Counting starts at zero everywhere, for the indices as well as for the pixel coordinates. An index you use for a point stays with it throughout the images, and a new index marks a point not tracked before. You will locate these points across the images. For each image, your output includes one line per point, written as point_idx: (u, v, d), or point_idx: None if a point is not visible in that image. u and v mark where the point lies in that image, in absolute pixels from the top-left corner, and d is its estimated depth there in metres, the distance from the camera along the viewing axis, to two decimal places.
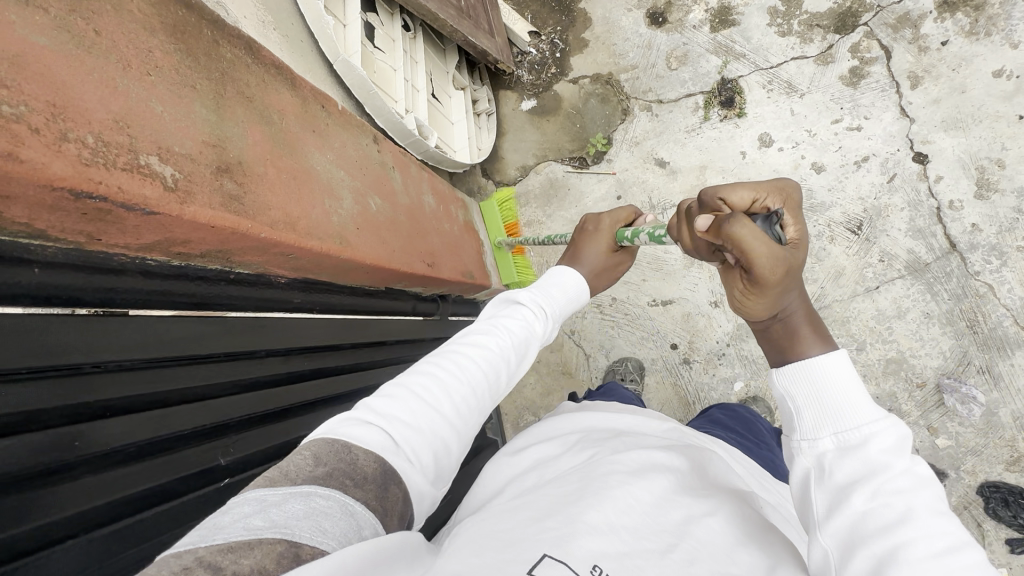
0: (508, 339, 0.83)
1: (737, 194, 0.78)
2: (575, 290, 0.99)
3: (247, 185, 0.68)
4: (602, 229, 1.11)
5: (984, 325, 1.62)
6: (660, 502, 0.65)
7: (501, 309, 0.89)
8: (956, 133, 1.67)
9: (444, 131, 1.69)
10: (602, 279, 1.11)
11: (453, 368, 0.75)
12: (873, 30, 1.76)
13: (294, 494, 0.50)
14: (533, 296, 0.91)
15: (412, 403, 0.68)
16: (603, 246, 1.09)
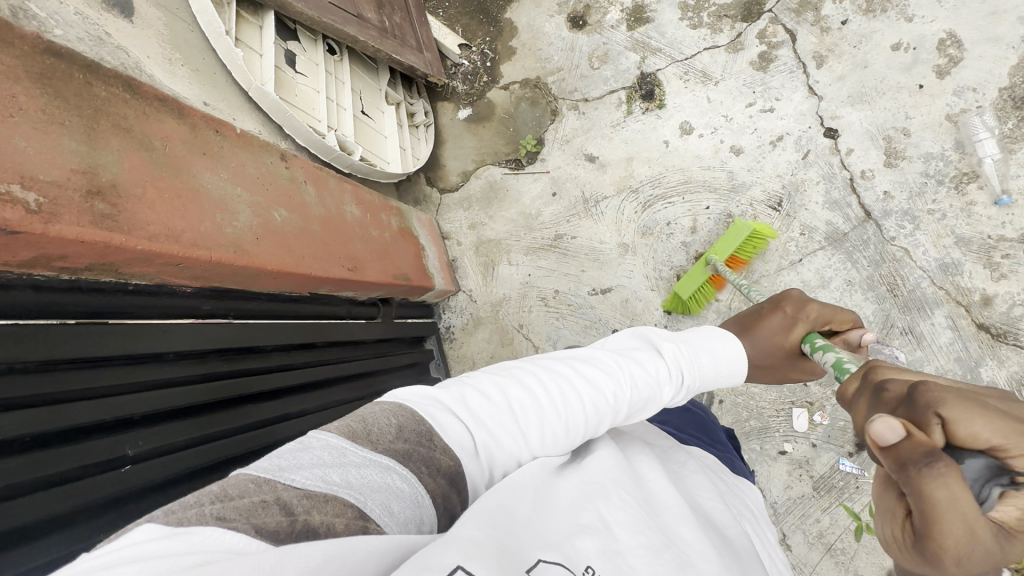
0: (626, 389, 0.85)
1: (970, 422, 0.51)
2: (735, 365, 0.95)
3: (123, 205, 0.78)
4: (798, 318, 0.98)
5: (904, 288, 1.68)
6: (652, 502, 0.70)
7: (642, 360, 0.90)
8: (861, 106, 1.75)
9: (375, 145, 1.80)
10: (760, 373, 1.02)
11: (558, 395, 0.80)
12: (777, 16, 1.84)
13: (377, 463, 0.58)
14: (673, 355, 0.93)
15: (503, 414, 0.76)
16: (788, 338, 0.98)
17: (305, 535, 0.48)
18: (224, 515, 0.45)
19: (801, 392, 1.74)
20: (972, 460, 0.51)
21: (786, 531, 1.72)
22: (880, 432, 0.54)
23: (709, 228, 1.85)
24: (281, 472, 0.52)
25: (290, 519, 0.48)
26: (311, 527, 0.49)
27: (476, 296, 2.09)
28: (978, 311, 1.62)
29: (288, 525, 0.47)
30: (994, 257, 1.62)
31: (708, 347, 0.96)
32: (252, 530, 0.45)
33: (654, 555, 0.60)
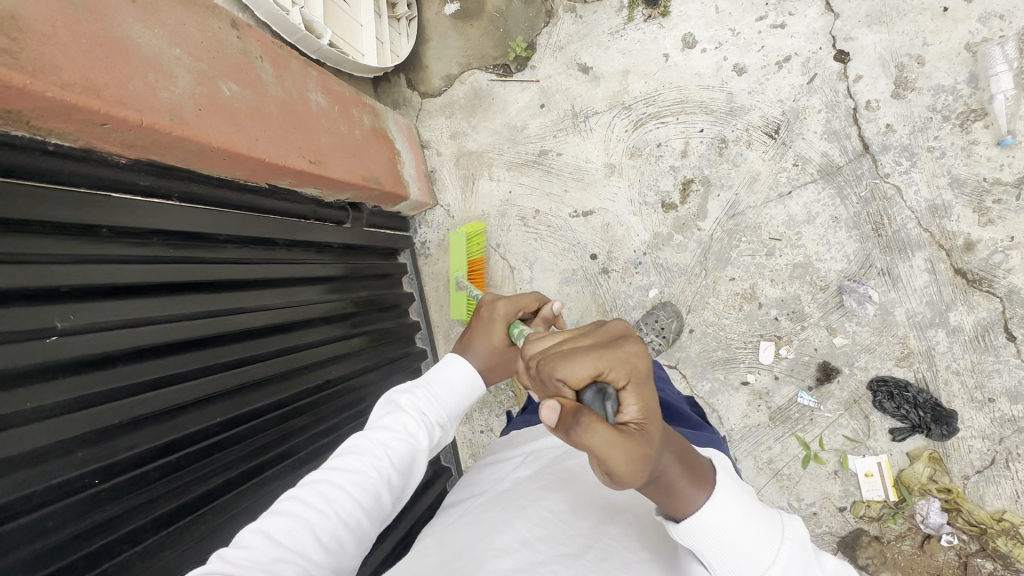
0: (383, 459, 0.89)
1: (575, 368, 0.69)
2: (465, 383, 1.01)
3: (28, 45, 0.69)
4: (494, 319, 1.05)
5: (889, 228, 1.64)
6: (574, 511, 0.83)
7: (370, 430, 0.93)
8: (878, 28, 1.62)
9: (348, 33, 1.63)
10: (498, 373, 1.07)
11: (320, 503, 0.82)
12: None
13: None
14: (417, 401, 0.96)
15: (269, 550, 0.75)
16: (493, 339, 1.04)
17: None
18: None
19: (771, 326, 1.74)
20: (588, 390, 0.69)
21: (738, 455, 1.79)
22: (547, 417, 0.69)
23: (701, 153, 1.76)
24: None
25: None
26: None
27: (453, 211, 2.01)
28: (958, 255, 1.60)
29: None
30: (985, 202, 1.57)
31: (440, 373, 1.01)
32: None
33: None
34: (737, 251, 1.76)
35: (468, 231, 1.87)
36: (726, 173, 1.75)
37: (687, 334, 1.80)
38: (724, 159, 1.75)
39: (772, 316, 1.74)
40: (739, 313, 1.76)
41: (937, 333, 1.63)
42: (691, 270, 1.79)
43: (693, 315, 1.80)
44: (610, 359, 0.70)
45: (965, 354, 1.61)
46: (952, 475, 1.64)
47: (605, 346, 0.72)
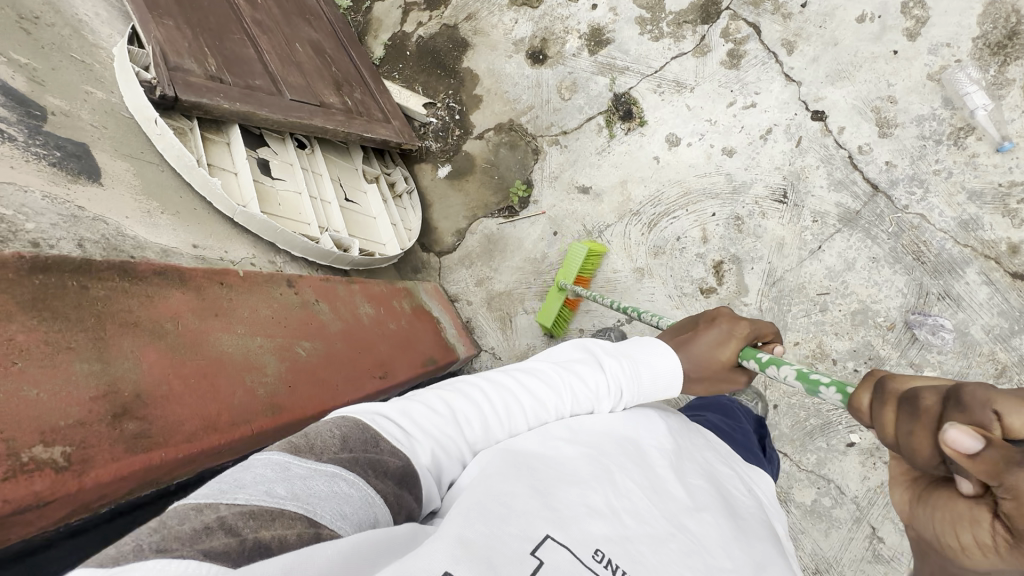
0: (567, 401, 0.77)
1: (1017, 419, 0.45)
2: (671, 380, 0.85)
3: (152, 414, 0.82)
4: (727, 333, 0.89)
5: (930, 253, 1.66)
6: (658, 489, 0.68)
7: (565, 370, 0.80)
8: (842, 83, 1.73)
9: (367, 230, 1.73)
10: (693, 385, 0.88)
11: (499, 406, 0.74)
12: (736, 12, 1.84)
13: (322, 472, 0.52)
14: (619, 372, 0.82)
15: (448, 425, 0.69)
16: (718, 352, 0.88)
17: (258, 555, 0.43)
18: (164, 545, 0.40)
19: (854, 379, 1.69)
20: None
21: (875, 524, 1.66)
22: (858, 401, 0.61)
23: (720, 235, 1.81)
24: (222, 491, 0.47)
25: (238, 541, 0.43)
26: (262, 545, 0.44)
27: (500, 352, 1.97)
28: (1008, 258, 1.60)
29: (238, 544, 0.43)
30: (1011, 204, 1.60)
31: (648, 356, 0.86)
32: (197, 559, 0.40)
33: (659, 548, 0.58)
34: (792, 315, 1.75)
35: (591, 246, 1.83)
36: (752, 246, 1.79)
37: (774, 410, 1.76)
38: (745, 234, 1.80)
39: (851, 368, 1.69)
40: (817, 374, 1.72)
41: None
42: None
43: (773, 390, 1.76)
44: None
45: None
46: None
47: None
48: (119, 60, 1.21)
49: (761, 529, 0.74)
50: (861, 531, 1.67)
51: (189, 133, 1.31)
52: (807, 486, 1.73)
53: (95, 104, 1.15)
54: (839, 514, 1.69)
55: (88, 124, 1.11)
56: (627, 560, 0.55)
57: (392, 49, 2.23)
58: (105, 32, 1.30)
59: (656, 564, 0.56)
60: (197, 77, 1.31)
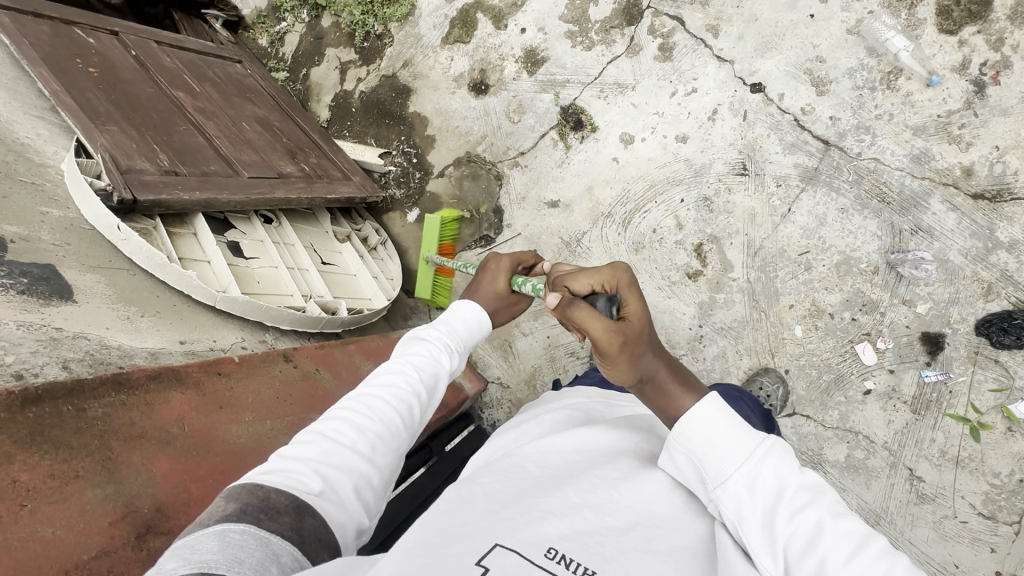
0: (417, 372, 0.91)
1: (580, 278, 0.93)
2: (479, 318, 1.06)
3: (176, 527, 0.80)
4: (499, 270, 1.11)
5: (892, 193, 1.72)
6: (621, 483, 0.76)
7: (403, 356, 0.94)
8: (771, 53, 1.82)
9: (350, 288, 1.71)
10: (499, 315, 1.15)
11: (362, 408, 0.84)
12: (657, 9, 1.92)
13: (212, 532, 0.61)
14: (437, 332, 0.99)
15: (321, 446, 0.78)
16: (497, 286, 1.11)
17: None
18: None
19: (854, 328, 1.73)
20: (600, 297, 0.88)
21: (911, 464, 1.67)
22: (551, 302, 0.92)
23: (693, 218, 1.85)
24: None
25: None
26: None
27: (506, 381, 1.98)
28: (965, 182, 1.67)
29: None
30: (954, 131, 1.68)
31: (460, 316, 1.06)
32: None
33: (618, 538, 0.66)
34: (779, 279, 1.78)
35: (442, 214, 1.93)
36: (726, 223, 1.83)
37: (787, 376, 1.77)
38: (717, 213, 1.84)
39: (848, 318, 1.73)
40: (818, 331, 1.75)
41: (1000, 256, 1.64)
42: (751, 319, 1.81)
43: (780, 356, 1.78)
44: (608, 272, 0.91)
45: None
46: None
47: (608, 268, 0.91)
48: (70, 175, 1.19)
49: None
50: (898, 474, 1.68)
51: (155, 232, 1.29)
52: (836, 442, 1.73)
53: (52, 222, 1.13)
54: (874, 462, 1.70)
55: (49, 244, 1.09)
56: (582, 555, 0.62)
57: (336, 109, 2.26)
58: (49, 149, 1.28)
59: (613, 552, 0.63)
60: (152, 175, 1.30)
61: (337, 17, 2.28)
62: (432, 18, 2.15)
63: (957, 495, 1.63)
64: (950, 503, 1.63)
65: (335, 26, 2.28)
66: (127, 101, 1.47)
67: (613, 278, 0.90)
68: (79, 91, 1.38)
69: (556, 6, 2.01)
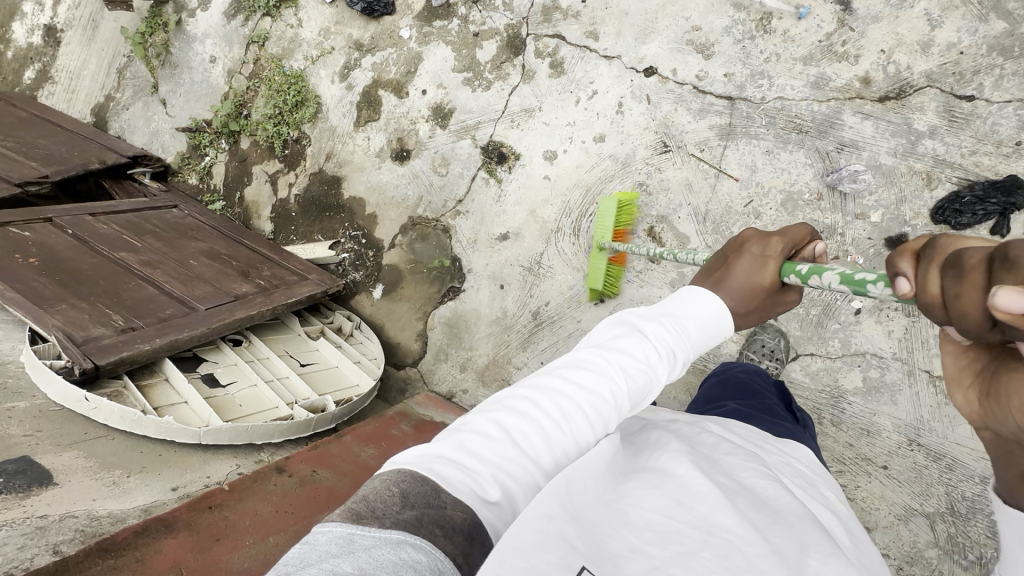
0: (623, 386, 0.73)
1: None
2: (721, 321, 0.83)
3: None
4: (767, 258, 0.90)
5: (807, 122, 1.78)
6: (687, 497, 0.62)
7: (608, 350, 0.77)
8: (651, 38, 1.92)
9: (334, 381, 1.73)
10: (752, 314, 0.92)
11: (556, 414, 0.71)
12: (537, 33, 2.03)
13: (386, 539, 0.54)
14: (664, 334, 0.78)
15: (505, 447, 0.67)
16: (764, 280, 0.89)
17: None
18: None
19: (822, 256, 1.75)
20: None
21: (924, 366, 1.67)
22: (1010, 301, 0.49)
23: (637, 206, 1.90)
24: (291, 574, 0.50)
25: None
26: None
27: None
28: (867, 90, 1.74)
29: None
30: (839, 51, 1.76)
31: (690, 309, 0.83)
32: None
33: (689, 563, 0.54)
34: (736, 235, 1.82)
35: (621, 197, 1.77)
36: (667, 200, 1.88)
37: (778, 323, 1.77)
38: (656, 194, 1.89)
39: None
40: None
41: (926, 145, 1.69)
42: None
43: None
44: None
45: (962, 137, 1.66)
46: None
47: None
48: (29, 364, 1.23)
49: (796, 507, 0.67)
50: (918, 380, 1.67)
51: (126, 391, 1.31)
52: (849, 370, 1.73)
53: (21, 415, 1.15)
54: (890, 376, 1.70)
55: (21, 437, 1.10)
56: None
57: (278, 219, 2.33)
58: (5, 346, 1.31)
59: None
60: (107, 337, 1.33)
61: (253, 136, 2.38)
62: (339, 108, 2.25)
63: None
64: None
65: (254, 144, 2.38)
66: (73, 277, 1.52)
67: None
68: (23, 283, 1.43)
69: (446, 61, 2.12)
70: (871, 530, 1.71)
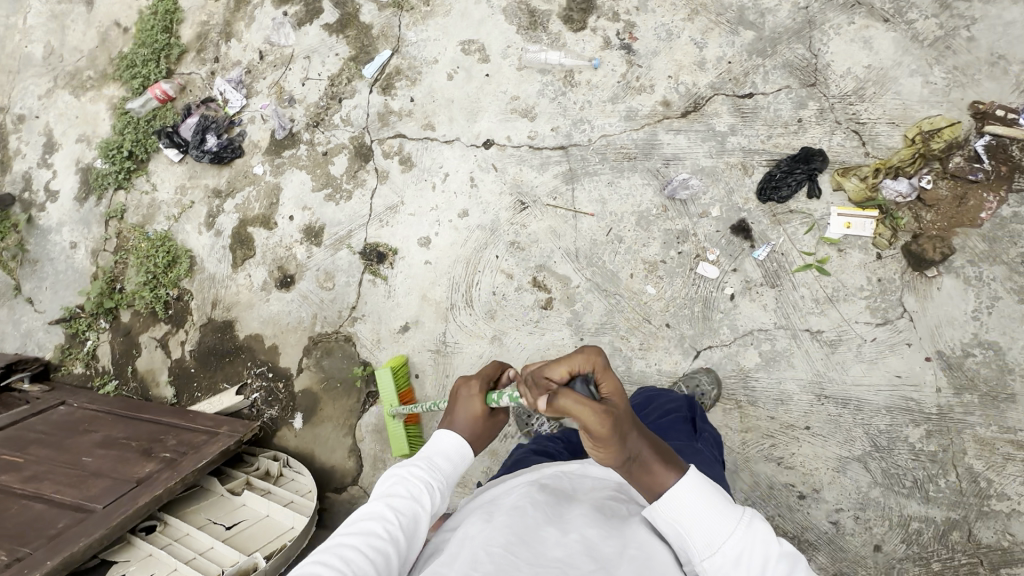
0: (397, 522, 0.93)
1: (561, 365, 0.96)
2: (460, 450, 1.08)
3: None
4: (476, 395, 1.11)
5: (632, 149, 1.99)
6: (523, 540, 0.87)
7: (379, 500, 0.96)
8: (480, 116, 2.11)
9: (265, 533, 1.63)
10: (479, 442, 1.13)
11: (338, 564, 0.84)
12: (380, 138, 2.18)
13: None
14: (421, 471, 1.01)
15: None
16: (474, 411, 1.10)
17: None
18: None
19: (686, 257, 1.92)
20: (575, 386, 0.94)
21: (802, 325, 1.84)
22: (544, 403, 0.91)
23: (516, 263, 2.02)
24: None
25: None
26: None
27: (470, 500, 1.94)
28: (670, 110, 1.99)
29: None
30: (636, 85, 2.02)
31: (437, 445, 1.07)
32: None
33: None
34: (609, 262, 1.96)
35: (393, 365, 1.97)
36: (539, 250, 2.01)
37: (671, 328, 1.90)
38: (528, 247, 2.02)
39: (675, 254, 1.92)
40: (664, 278, 1.92)
41: (732, 141, 1.94)
42: (612, 305, 1.94)
43: (655, 317, 1.91)
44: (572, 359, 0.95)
45: (755, 127, 1.93)
46: (863, 161, 1.86)
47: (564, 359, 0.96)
48: None
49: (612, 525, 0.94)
50: (802, 339, 1.83)
51: None
52: (745, 350, 1.86)
53: None
54: (780, 343, 1.84)
55: None
56: None
57: (177, 380, 2.25)
58: None
59: None
60: None
61: (133, 307, 2.33)
62: (213, 255, 2.27)
63: (852, 323, 1.81)
64: (853, 333, 1.81)
65: (135, 314, 2.33)
66: None
67: (586, 365, 0.95)
68: None
69: (304, 184, 2.22)
70: (820, 490, 1.79)
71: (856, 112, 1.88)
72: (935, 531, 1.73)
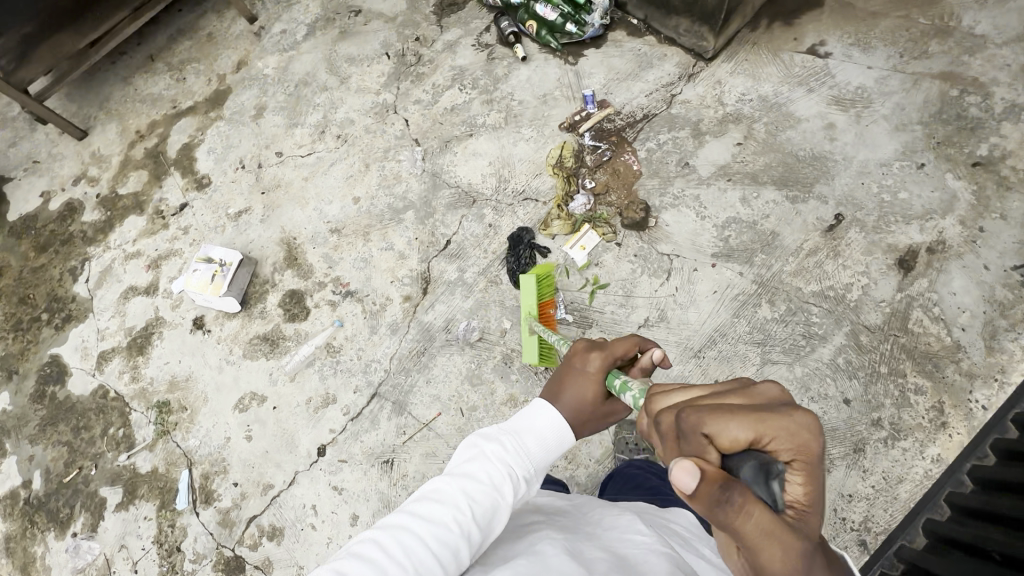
0: (463, 509, 0.93)
1: (727, 428, 0.73)
2: (557, 433, 1.05)
3: None
4: (588, 373, 1.15)
5: (418, 345, 2.16)
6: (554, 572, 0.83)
7: (457, 476, 0.98)
8: (296, 439, 2.13)
9: None
10: (587, 425, 1.14)
11: (401, 551, 0.88)
12: (237, 541, 2.05)
13: None
14: (507, 454, 1.01)
15: None
16: (587, 397, 1.12)
17: None
18: None
19: (525, 370, 2.05)
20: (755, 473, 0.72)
21: (633, 328, 2.03)
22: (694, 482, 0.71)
23: None
24: None
25: None
26: None
27: None
28: (414, 300, 2.22)
29: None
30: (377, 307, 2.24)
31: (531, 424, 1.06)
32: None
33: None
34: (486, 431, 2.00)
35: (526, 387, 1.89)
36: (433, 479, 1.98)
37: None
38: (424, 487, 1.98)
39: (516, 375, 2.04)
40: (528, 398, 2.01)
41: (467, 276, 2.21)
42: None
43: None
44: (768, 430, 0.72)
45: (471, 254, 2.24)
46: (547, 208, 2.24)
47: (751, 417, 0.73)
48: None
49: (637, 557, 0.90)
50: (644, 336, 2.02)
51: None
52: None
53: None
54: None
55: None
56: None
57: None
58: None
59: None
60: None
61: None
62: None
63: (655, 294, 2.06)
64: (664, 299, 2.04)
65: None
66: None
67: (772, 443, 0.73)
68: None
69: None
70: None
71: (513, 189, 2.31)
72: (853, 350, 1.89)
